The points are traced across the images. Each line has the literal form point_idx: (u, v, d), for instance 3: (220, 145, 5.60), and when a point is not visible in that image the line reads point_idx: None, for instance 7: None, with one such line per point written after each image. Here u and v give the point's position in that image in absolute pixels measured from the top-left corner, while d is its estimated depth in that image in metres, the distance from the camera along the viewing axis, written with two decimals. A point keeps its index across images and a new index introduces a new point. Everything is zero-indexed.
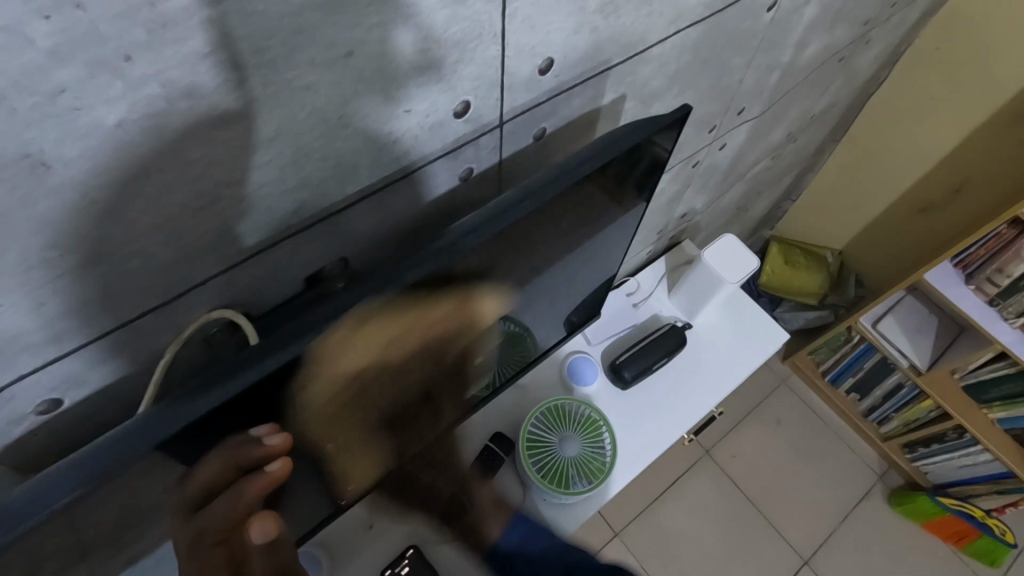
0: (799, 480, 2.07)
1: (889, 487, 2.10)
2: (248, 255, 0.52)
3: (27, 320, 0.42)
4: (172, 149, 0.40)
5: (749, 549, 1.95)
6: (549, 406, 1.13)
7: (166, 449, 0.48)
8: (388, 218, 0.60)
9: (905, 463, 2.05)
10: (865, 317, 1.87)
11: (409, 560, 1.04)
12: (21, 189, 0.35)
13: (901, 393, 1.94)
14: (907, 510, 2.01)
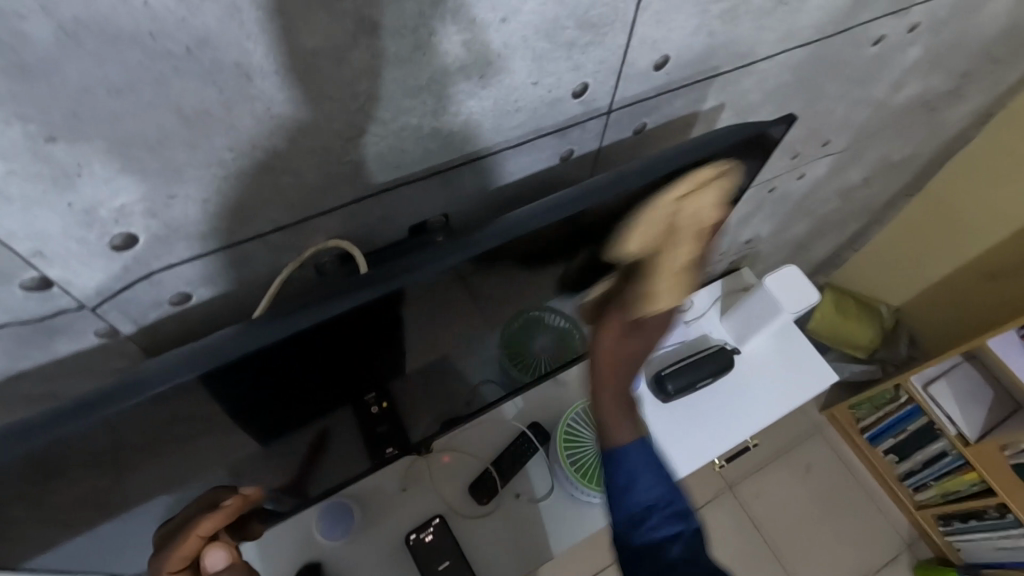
0: (821, 534, 2.02)
1: (916, 557, 2.02)
2: (372, 193, 0.56)
3: (184, 215, 0.47)
4: (341, 81, 0.44)
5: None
6: (588, 404, 1.14)
7: (269, 354, 0.53)
8: (494, 182, 0.64)
9: (937, 536, 1.97)
10: (916, 377, 1.82)
11: (434, 528, 1.08)
12: (225, 92, 0.40)
13: (942, 462, 1.85)
14: None
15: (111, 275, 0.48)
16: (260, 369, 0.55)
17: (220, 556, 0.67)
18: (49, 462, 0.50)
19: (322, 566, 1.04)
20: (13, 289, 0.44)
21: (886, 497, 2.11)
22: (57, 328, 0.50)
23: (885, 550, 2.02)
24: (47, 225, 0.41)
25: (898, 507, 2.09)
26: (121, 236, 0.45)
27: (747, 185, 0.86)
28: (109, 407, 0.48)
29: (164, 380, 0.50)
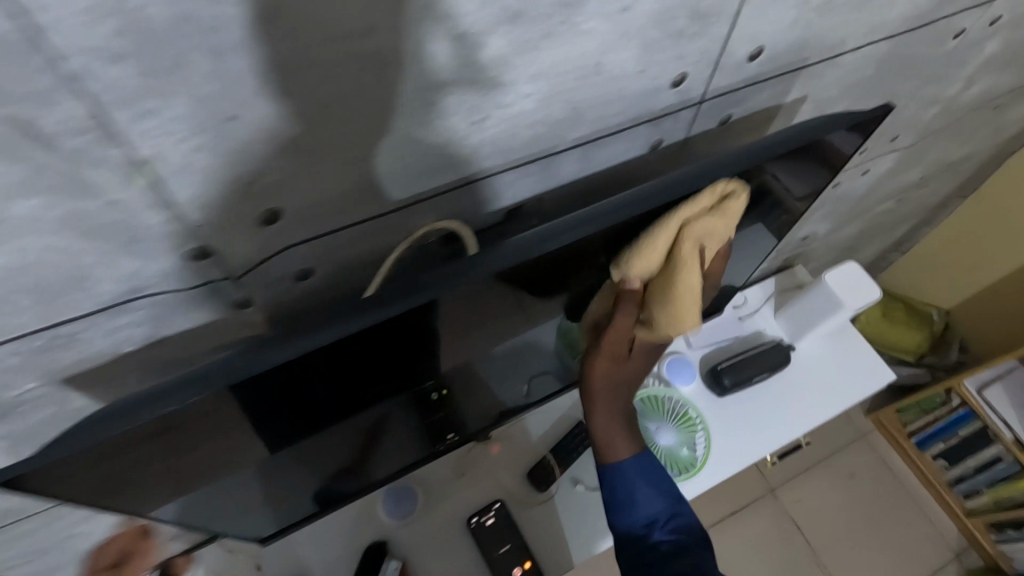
0: (866, 541, 1.97)
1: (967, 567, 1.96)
2: (480, 177, 0.59)
3: (321, 192, 0.50)
4: (474, 66, 0.47)
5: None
6: (646, 396, 1.19)
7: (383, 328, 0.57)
8: (587, 170, 0.66)
9: (989, 545, 1.92)
10: (969, 380, 1.77)
11: (495, 513, 1.11)
12: (378, 74, 0.44)
13: (997, 469, 1.81)
14: None
15: (254, 249, 0.52)
16: (335, 356, 0.56)
17: None
18: (113, 456, 0.51)
19: (387, 546, 1.08)
20: (176, 255, 0.48)
21: (932, 503, 2.05)
22: (199, 299, 0.54)
23: (930, 559, 1.96)
24: (210, 196, 0.45)
25: (946, 513, 2.03)
26: (269, 210, 0.49)
27: (820, 178, 0.86)
28: (188, 396, 0.49)
29: (248, 370, 0.51)
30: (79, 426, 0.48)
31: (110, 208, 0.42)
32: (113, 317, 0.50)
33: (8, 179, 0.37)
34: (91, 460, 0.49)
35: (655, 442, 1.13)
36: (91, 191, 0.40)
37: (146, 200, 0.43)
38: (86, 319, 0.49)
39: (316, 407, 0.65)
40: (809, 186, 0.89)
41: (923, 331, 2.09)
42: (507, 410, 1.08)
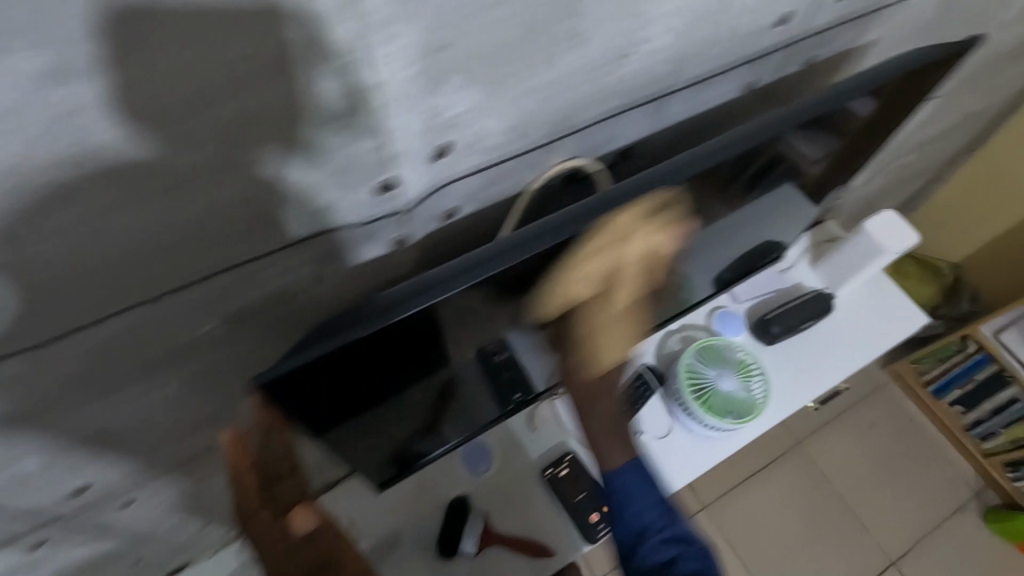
0: (889, 485, 2.03)
1: (984, 504, 2.04)
2: (607, 116, 0.61)
3: (483, 128, 0.51)
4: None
5: (832, 546, 1.93)
6: (703, 344, 1.21)
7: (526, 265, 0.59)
8: (691, 111, 0.69)
9: (1006, 482, 1.99)
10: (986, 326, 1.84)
11: (569, 463, 1.15)
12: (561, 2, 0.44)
13: (1014, 408, 1.89)
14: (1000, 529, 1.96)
15: (423, 184, 0.53)
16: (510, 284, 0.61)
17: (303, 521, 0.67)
18: (331, 376, 0.54)
19: (468, 500, 1.10)
20: (364, 188, 0.50)
21: (949, 448, 2.14)
22: (367, 236, 0.55)
23: (953, 500, 2.04)
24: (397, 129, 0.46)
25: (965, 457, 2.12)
26: (439, 145, 0.50)
27: (879, 117, 0.91)
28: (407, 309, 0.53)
29: (451, 287, 0.55)
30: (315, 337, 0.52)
31: (325, 135, 0.44)
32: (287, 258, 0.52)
33: (251, 105, 0.39)
34: (320, 373, 0.53)
35: (717, 387, 1.18)
36: (315, 117, 0.42)
37: (354, 129, 0.44)
38: (268, 258, 0.51)
39: (378, 378, 0.61)
40: (868, 127, 0.93)
41: (932, 284, 2.09)
42: (566, 370, 1.13)
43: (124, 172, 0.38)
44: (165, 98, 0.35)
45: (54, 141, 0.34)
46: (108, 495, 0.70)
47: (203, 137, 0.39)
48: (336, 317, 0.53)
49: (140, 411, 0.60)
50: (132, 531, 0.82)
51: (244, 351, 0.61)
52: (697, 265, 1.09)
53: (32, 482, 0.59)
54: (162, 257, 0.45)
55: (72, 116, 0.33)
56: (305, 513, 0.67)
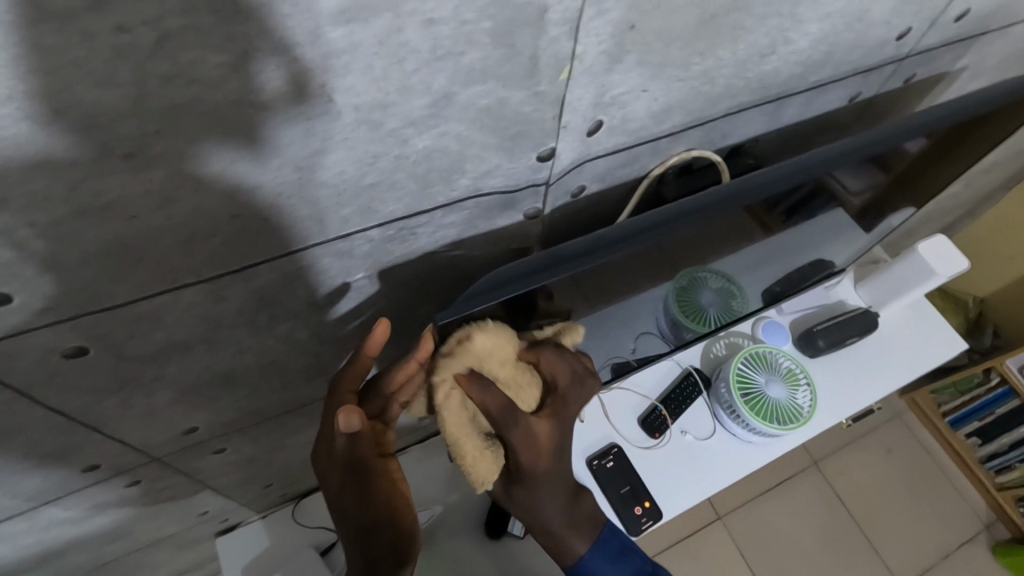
0: (902, 508, 1.84)
1: (994, 538, 1.84)
2: (734, 112, 0.64)
3: (636, 109, 0.54)
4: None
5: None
6: (753, 351, 1.24)
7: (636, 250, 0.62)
8: (800, 115, 0.73)
9: (1017, 516, 1.78)
10: (1011, 360, 1.64)
11: (614, 456, 1.18)
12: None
13: None
14: (1012, 565, 1.74)
15: (572, 156, 0.56)
16: (627, 262, 0.65)
17: (349, 420, 0.54)
18: None
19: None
20: (531, 156, 0.52)
21: (961, 478, 1.92)
22: (513, 202, 0.57)
23: (961, 530, 1.84)
24: (572, 100, 0.48)
25: (975, 488, 1.90)
26: (597, 122, 0.53)
27: (957, 142, 0.94)
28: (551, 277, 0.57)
29: (582, 262, 0.59)
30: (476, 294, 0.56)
31: (530, 99, 0.45)
32: (441, 216, 0.55)
33: (480, 64, 0.41)
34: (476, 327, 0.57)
35: (766, 394, 1.20)
36: (528, 81, 0.44)
37: (551, 96, 0.46)
38: (430, 213, 0.53)
39: None
40: (944, 152, 0.96)
41: (958, 316, 1.91)
42: (615, 368, 1.14)
43: (363, 114, 0.40)
44: (422, 50, 0.38)
45: (326, 78, 0.36)
46: (205, 439, 0.71)
47: (435, 89, 0.41)
48: (490, 276, 0.57)
49: (269, 353, 0.62)
50: (204, 481, 0.83)
51: (374, 301, 0.63)
52: (754, 273, 1.12)
53: (156, 414, 0.61)
54: (357, 200, 0.47)
55: (346, 55, 0.35)
56: (340, 415, 0.54)
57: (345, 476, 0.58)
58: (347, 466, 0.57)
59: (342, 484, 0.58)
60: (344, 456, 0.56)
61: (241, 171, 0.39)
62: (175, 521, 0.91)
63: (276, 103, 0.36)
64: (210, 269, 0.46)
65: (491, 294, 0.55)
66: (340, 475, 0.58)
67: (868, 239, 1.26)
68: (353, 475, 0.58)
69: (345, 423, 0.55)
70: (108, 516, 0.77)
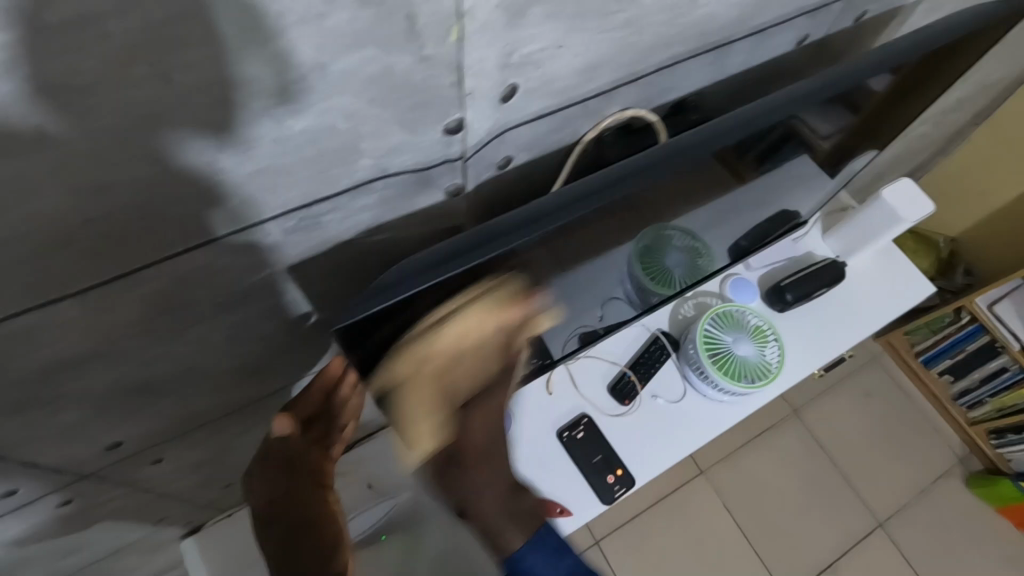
0: (879, 449, 1.87)
1: (967, 470, 1.88)
2: (670, 63, 0.59)
3: (556, 69, 0.49)
4: None
5: (827, 522, 1.76)
6: (720, 311, 1.22)
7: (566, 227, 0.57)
8: (745, 64, 0.68)
9: (988, 448, 1.83)
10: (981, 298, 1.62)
11: (585, 426, 1.16)
12: None
13: (1002, 378, 1.70)
14: (985, 493, 1.79)
15: (488, 126, 0.50)
16: (562, 242, 0.59)
17: (282, 423, 0.59)
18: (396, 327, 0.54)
19: None
20: (436, 129, 0.47)
21: (935, 414, 1.95)
22: (430, 180, 0.52)
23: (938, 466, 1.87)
24: (473, 63, 0.43)
25: (950, 425, 1.93)
26: (510, 86, 0.48)
27: (917, 81, 0.90)
28: (459, 267, 0.52)
29: (503, 245, 0.53)
30: (383, 290, 0.51)
31: (418, 65, 0.40)
32: (351, 200, 0.50)
33: (349, 28, 0.35)
34: (388, 328, 0.53)
35: (733, 352, 1.19)
36: (412, 43, 0.38)
37: (445, 61, 0.41)
38: (334, 199, 0.48)
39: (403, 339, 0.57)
40: (903, 91, 0.91)
41: (930, 257, 1.88)
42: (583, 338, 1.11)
43: (217, 93, 0.35)
44: (271, 15, 0.32)
45: (155, 56, 0.31)
46: (137, 450, 0.67)
47: (301, 60, 0.36)
48: (398, 269, 0.53)
49: (183, 360, 0.57)
50: (152, 489, 0.80)
51: (295, 297, 0.59)
52: (715, 231, 1.08)
53: (69, 433, 0.57)
54: (244, 192, 0.42)
55: (176, 24, 0.30)
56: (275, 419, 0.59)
57: (280, 479, 0.58)
58: (281, 467, 0.58)
59: (268, 486, 0.58)
60: (278, 457, 0.59)
61: (81, 170, 0.34)
62: (132, 529, 0.88)
63: (100, 89, 0.31)
64: (78, 281, 0.41)
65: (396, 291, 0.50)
66: (275, 478, 0.58)
67: (833, 187, 1.23)
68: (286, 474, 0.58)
69: (279, 430, 0.59)
70: (52, 534, 0.74)
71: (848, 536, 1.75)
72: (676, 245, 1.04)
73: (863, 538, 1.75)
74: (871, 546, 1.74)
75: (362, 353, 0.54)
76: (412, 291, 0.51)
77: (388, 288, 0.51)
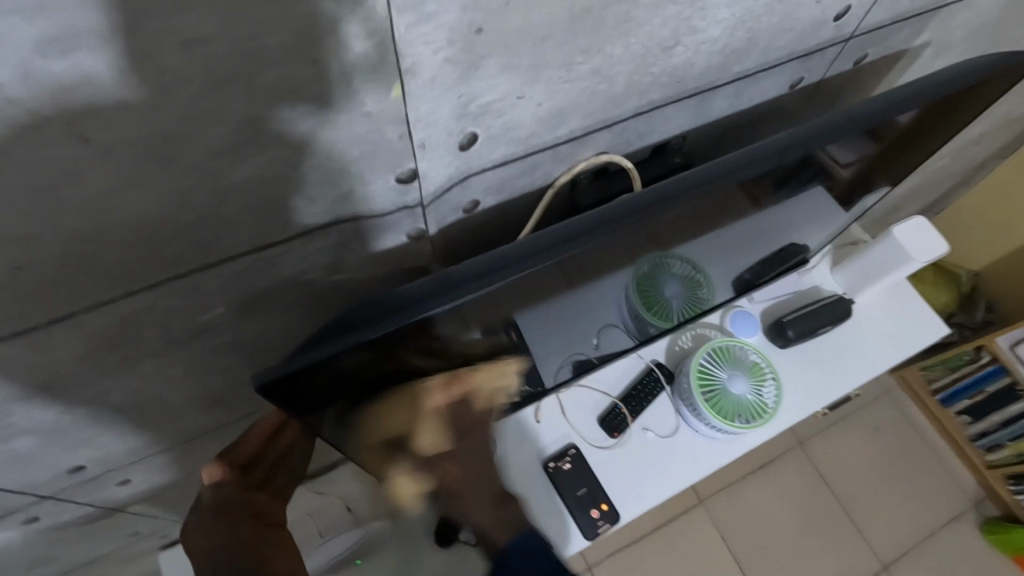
0: (888, 490, 1.80)
1: (982, 516, 1.80)
2: (647, 110, 0.57)
3: (517, 118, 0.48)
4: None
5: (829, 563, 1.70)
6: (717, 345, 1.19)
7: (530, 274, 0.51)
8: (733, 107, 0.65)
9: (1005, 494, 1.74)
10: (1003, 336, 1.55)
11: (571, 457, 1.13)
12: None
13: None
14: (999, 542, 1.71)
15: (447, 173, 0.49)
16: (528, 292, 0.54)
17: (213, 471, 0.54)
18: (336, 384, 0.48)
19: (468, 490, 0.98)
20: (389, 178, 0.46)
21: (948, 456, 1.87)
22: (388, 225, 0.51)
23: (949, 510, 1.80)
24: (423, 116, 0.42)
25: (964, 467, 1.85)
26: (467, 135, 0.47)
27: (925, 123, 0.86)
28: (396, 323, 0.46)
29: (452, 298, 0.47)
30: (316, 345, 0.46)
31: (361, 120, 0.39)
32: (304, 244, 0.49)
33: (280, 86, 0.34)
34: (324, 385, 0.48)
35: (728, 390, 1.16)
36: (351, 100, 0.37)
37: (391, 115, 0.40)
38: (286, 244, 0.48)
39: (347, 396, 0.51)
40: (911, 131, 0.88)
41: (948, 289, 1.82)
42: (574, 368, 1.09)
43: (142, 151, 0.34)
44: (192, 77, 0.31)
45: (70, 117, 0.31)
46: (100, 472, 0.68)
47: (230, 118, 0.35)
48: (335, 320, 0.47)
49: (139, 391, 0.57)
50: (122, 506, 0.80)
51: (255, 332, 0.58)
52: (713, 263, 1.04)
53: (25, 458, 0.57)
54: (183, 239, 0.42)
55: (86, 89, 0.30)
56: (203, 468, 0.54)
57: (215, 527, 0.52)
58: (218, 513, 0.53)
59: (205, 537, 0.52)
60: (212, 503, 0.53)
61: (5, 223, 0.34)
62: (105, 541, 0.89)
63: (13, 150, 0.31)
64: (15, 323, 0.41)
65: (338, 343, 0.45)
66: (212, 528, 0.52)
67: (840, 221, 1.19)
68: (223, 524, 0.52)
69: (213, 477, 0.54)
70: (20, 547, 0.74)
71: None
72: (672, 277, 1.01)
73: None
74: None
75: (295, 408, 0.49)
76: (346, 349, 0.45)
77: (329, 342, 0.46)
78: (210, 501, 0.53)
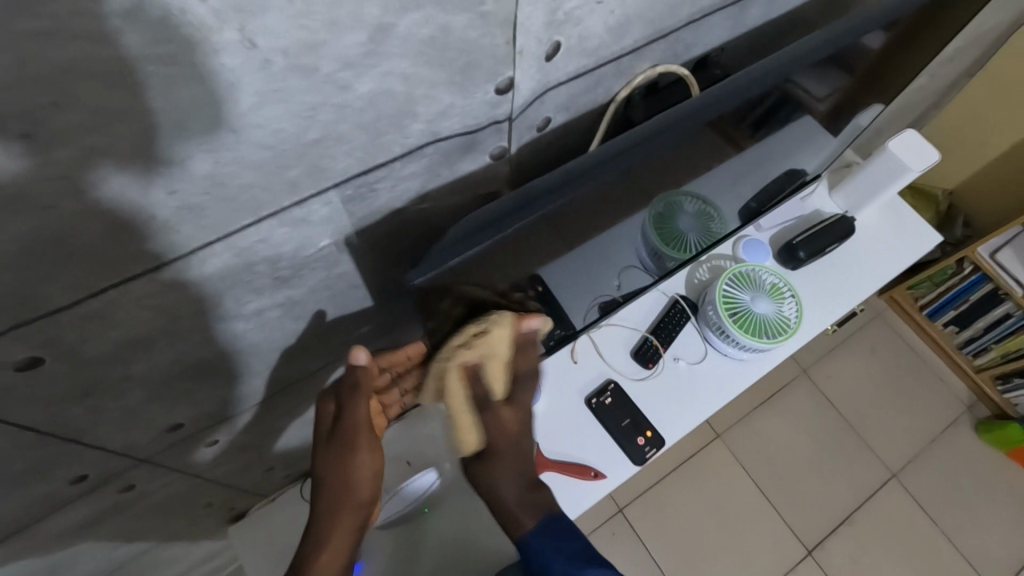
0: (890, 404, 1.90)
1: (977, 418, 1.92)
2: (696, 18, 0.60)
3: (594, 25, 0.50)
4: None
5: (844, 478, 1.80)
6: (736, 271, 1.25)
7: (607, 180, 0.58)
8: (764, 15, 0.69)
9: (996, 396, 1.87)
10: (983, 247, 1.62)
11: (612, 392, 1.17)
12: None
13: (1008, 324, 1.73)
14: (994, 439, 1.83)
15: (531, 86, 0.52)
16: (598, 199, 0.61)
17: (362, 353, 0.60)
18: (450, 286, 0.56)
19: None
20: (486, 89, 0.48)
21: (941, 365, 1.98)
22: (475, 143, 0.54)
23: (947, 415, 1.91)
24: (524, 20, 0.44)
25: (956, 374, 1.97)
26: (553, 44, 0.49)
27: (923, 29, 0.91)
28: (506, 230, 0.53)
29: (549, 203, 0.55)
30: (441, 252, 0.53)
31: (475, 23, 0.41)
32: (403, 166, 0.51)
33: None
34: (445, 286, 0.55)
35: (752, 310, 1.21)
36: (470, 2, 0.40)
37: (499, 18, 0.42)
38: (388, 165, 0.49)
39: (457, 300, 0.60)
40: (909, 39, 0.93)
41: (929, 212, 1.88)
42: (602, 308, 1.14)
43: (295, 59, 0.36)
44: None
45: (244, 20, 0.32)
46: (193, 433, 0.69)
47: (367, 21, 0.36)
48: (453, 232, 0.54)
49: (241, 337, 0.58)
50: (200, 475, 0.81)
51: (346, 270, 0.60)
52: (722, 192, 1.08)
53: (134, 415, 0.58)
54: (306, 160, 0.43)
55: None
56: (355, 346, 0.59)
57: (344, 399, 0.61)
58: (352, 393, 0.61)
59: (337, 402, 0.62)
60: (349, 382, 0.61)
61: (162, 139, 0.35)
62: (180, 517, 0.90)
63: (187, 56, 0.32)
64: (154, 255, 0.42)
65: (452, 254, 0.52)
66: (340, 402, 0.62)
67: (835, 145, 1.25)
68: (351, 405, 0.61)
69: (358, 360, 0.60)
70: (108, 523, 0.75)
71: (864, 488, 1.78)
72: (689, 211, 1.07)
73: (878, 489, 1.79)
74: (888, 497, 1.78)
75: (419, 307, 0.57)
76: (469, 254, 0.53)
77: (448, 249, 0.53)
78: (350, 378, 0.61)
